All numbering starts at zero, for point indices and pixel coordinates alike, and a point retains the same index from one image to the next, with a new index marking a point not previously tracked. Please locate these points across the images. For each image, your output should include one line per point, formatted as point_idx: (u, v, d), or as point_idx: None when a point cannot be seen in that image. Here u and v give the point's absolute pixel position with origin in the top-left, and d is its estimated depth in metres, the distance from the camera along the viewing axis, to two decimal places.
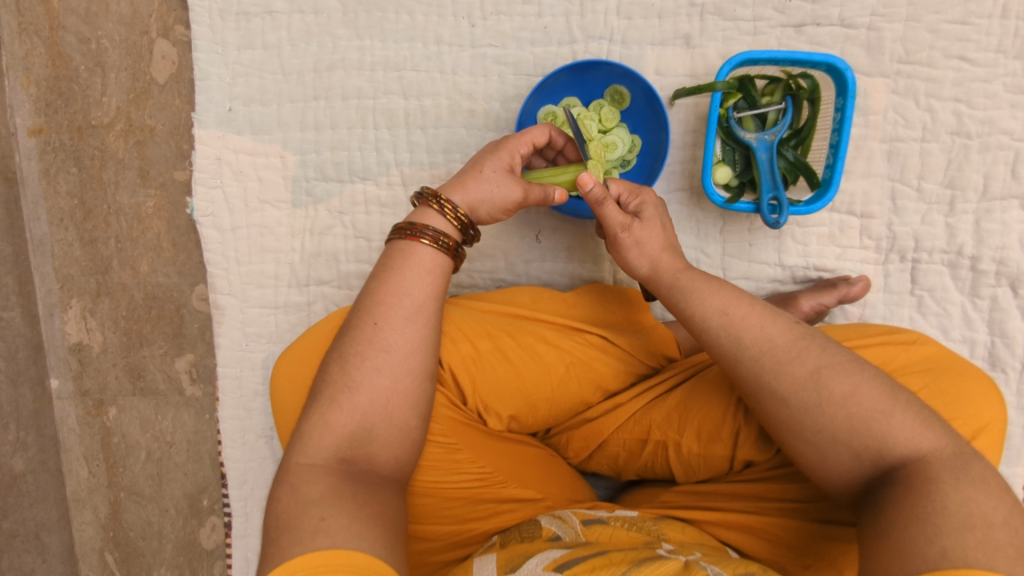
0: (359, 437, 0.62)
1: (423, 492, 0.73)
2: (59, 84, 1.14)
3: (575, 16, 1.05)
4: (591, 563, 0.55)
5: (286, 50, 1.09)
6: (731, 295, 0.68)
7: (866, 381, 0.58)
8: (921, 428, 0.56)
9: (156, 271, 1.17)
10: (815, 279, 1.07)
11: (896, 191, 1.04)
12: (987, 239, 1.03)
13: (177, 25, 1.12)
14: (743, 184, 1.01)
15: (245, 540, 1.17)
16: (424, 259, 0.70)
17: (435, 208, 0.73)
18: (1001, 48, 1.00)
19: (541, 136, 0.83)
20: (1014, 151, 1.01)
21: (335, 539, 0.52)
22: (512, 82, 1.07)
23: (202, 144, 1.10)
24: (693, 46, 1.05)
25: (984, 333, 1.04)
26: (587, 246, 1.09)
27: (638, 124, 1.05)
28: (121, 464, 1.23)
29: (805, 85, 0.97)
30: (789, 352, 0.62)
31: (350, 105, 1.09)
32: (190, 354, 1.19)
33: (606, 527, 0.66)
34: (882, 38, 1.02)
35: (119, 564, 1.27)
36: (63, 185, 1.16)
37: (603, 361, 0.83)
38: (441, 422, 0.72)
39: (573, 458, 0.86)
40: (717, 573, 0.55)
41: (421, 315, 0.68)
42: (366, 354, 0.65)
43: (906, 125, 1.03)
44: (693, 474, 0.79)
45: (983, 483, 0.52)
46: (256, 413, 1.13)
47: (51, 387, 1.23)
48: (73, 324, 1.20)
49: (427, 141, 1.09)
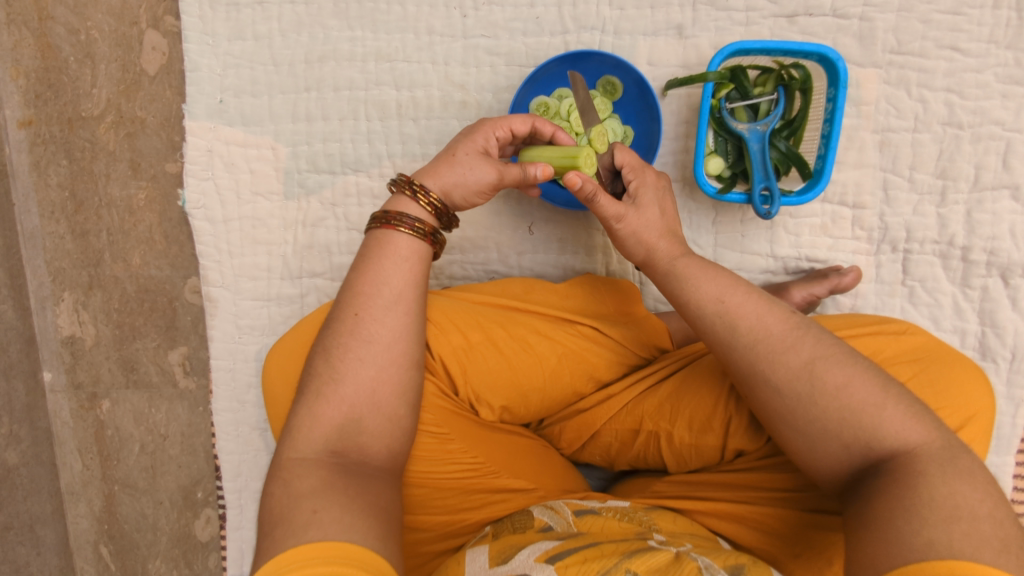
0: (349, 429, 0.63)
1: (417, 482, 0.73)
2: (48, 76, 1.13)
3: (568, 6, 1.05)
4: (583, 555, 0.55)
5: (276, 40, 1.08)
6: (726, 283, 0.68)
7: (859, 373, 0.59)
8: (912, 421, 0.56)
9: (148, 264, 1.17)
10: (808, 270, 1.07)
11: (887, 181, 1.04)
12: (978, 229, 1.03)
13: (167, 16, 1.11)
14: (736, 175, 1.01)
15: (240, 532, 1.17)
16: (401, 247, 0.70)
17: (409, 195, 0.73)
18: (992, 38, 1.00)
19: (522, 126, 0.81)
20: (1005, 141, 1.01)
21: (327, 531, 0.52)
22: (504, 73, 1.07)
23: (192, 136, 1.10)
24: (686, 37, 1.05)
25: (975, 323, 1.04)
26: (580, 236, 1.09)
27: (631, 115, 1.05)
28: (116, 457, 1.23)
29: (796, 76, 0.96)
30: (784, 341, 0.62)
31: (342, 96, 1.08)
32: (183, 347, 1.19)
33: (598, 517, 0.66)
34: (875, 28, 1.02)
35: (114, 557, 1.27)
36: (54, 178, 1.15)
37: (595, 352, 0.82)
38: (433, 413, 0.73)
39: (566, 448, 0.87)
40: (708, 563, 0.55)
41: (401, 304, 0.68)
42: (349, 346, 0.65)
43: (898, 116, 1.03)
44: (685, 464, 0.79)
45: (970, 476, 0.52)
46: (250, 405, 1.13)
47: (45, 380, 1.22)
48: (65, 317, 1.20)
49: (419, 132, 1.08)
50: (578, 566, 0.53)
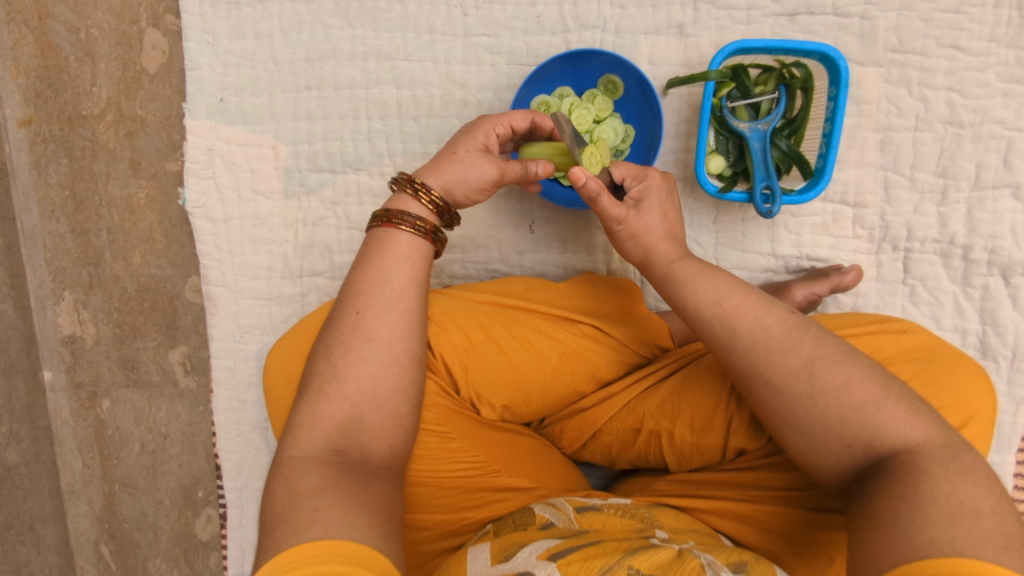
0: (350, 427, 0.62)
1: (418, 481, 0.73)
2: (48, 75, 1.13)
3: (569, 5, 1.05)
4: (585, 552, 0.55)
5: (277, 39, 1.08)
6: (724, 285, 0.68)
7: (860, 372, 0.59)
8: (913, 419, 0.56)
9: (148, 263, 1.17)
10: (808, 269, 1.07)
11: (888, 180, 1.04)
12: (979, 228, 1.03)
13: (168, 14, 1.11)
14: (737, 173, 1.01)
15: (241, 531, 1.17)
16: (402, 245, 0.70)
17: (410, 193, 0.73)
18: (994, 37, 1.00)
19: (522, 121, 0.81)
20: (1006, 140, 1.01)
21: (329, 530, 0.52)
22: (505, 71, 1.07)
23: (193, 135, 1.10)
24: (686, 35, 1.05)
25: (976, 322, 1.04)
26: (580, 236, 1.09)
27: (632, 113, 1.05)
28: (116, 456, 1.23)
29: (798, 75, 0.96)
30: (784, 342, 0.62)
31: (342, 95, 1.08)
32: (184, 346, 1.19)
33: (600, 515, 0.65)
34: (876, 27, 1.02)
35: (114, 556, 1.27)
36: (54, 177, 1.15)
37: (596, 351, 0.82)
38: (434, 412, 0.73)
39: (567, 447, 0.87)
40: (710, 560, 0.55)
41: (402, 302, 0.68)
42: (351, 345, 0.65)
43: (898, 114, 1.03)
44: (686, 463, 0.79)
45: (972, 473, 0.52)
46: (250, 404, 1.13)
47: (45, 379, 1.22)
48: (65, 316, 1.20)
49: (420, 131, 1.08)
50: (579, 563, 0.53)
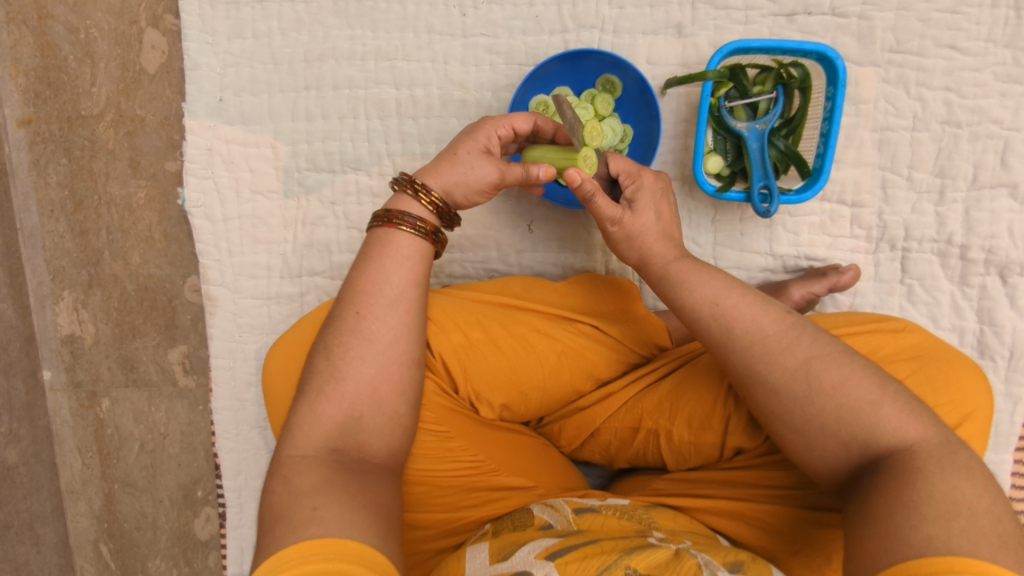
0: (349, 426, 0.63)
1: (417, 480, 0.73)
2: (48, 75, 1.13)
3: (567, 5, 1.05)
4: (583, 552, 0.55)
5: (276, 39, 1.08)
6: (721, 285, 0.68)
7: (857, 371, 0.59)
8: (909, 419, 0.56)
9: (148, 262, 1.17)
10: (806, 268, 1.07)
11: (886, 180, 1.05)
12: (976, 228, 1.03)
13: (167, 14, 1.11)
14: (735, 173, 1.01)
15: (240, 530, 1.17)
16: (402, 246, 0.70)
17: (410, 194, 0.73)
18: (991, 36, 1.00)
19: (525, 124, 0.81)
20: (1003, 140, 1.02)
21: (327, 528, 0.52)
22: (503, 71, 1.07)
23: (192, 135, 1.10)
24: (684, 35, 1.05)
25: (973, 321, 1.04)
26: (579, 235, 1.10)
27: (631, 114, 1.05)
28: (116, 455, 1.23)
29: (795, 75, 0.97)
30: (781, 342, 0.62)
31: (342, 95, 1.08)
32: (183, 345, 1.19)
33: (598, 516, 0.66)
34: (874, 28, 1.02)
35: (114, 555, 1.27)
36: (53, 176, 1.15)
37: (595, 350, 0.83)
38: (433, 411, 0.73)
39: (566, 446, 0.87)
40: (707, 560, 0.55)
41: (402, 302, 0.68)
42: (350, 344, 0.65)
43: (896, 114, 1.03)
44: (684, 462, 0.80)
45: (968, 472, 0.52)
46: (249, 404, 1.14)
47: (44, 378, 1.22)
48: (64, 315, 1.20)
49: (419, 130, 1.08)
50: (578, 563, 0.53)
